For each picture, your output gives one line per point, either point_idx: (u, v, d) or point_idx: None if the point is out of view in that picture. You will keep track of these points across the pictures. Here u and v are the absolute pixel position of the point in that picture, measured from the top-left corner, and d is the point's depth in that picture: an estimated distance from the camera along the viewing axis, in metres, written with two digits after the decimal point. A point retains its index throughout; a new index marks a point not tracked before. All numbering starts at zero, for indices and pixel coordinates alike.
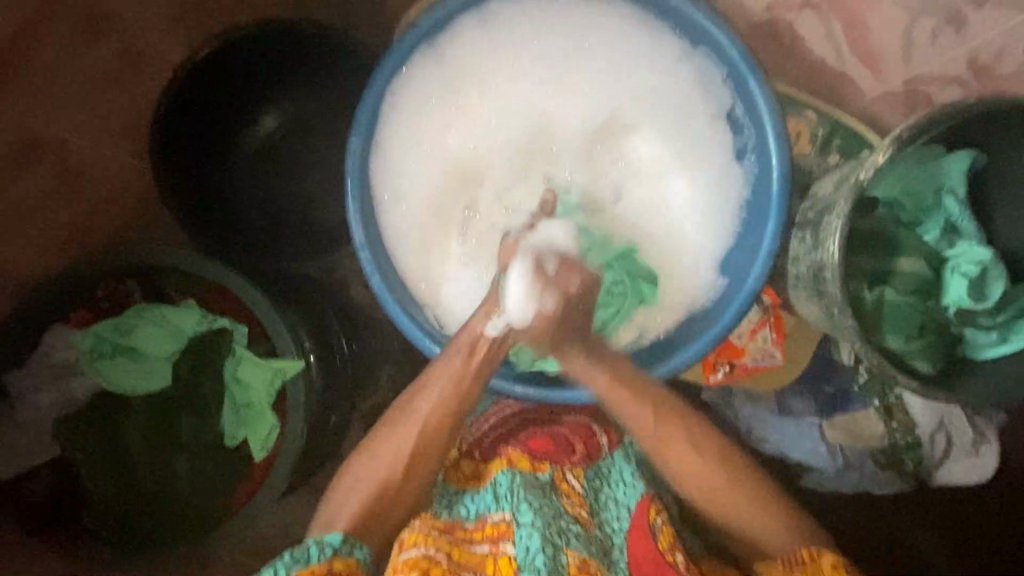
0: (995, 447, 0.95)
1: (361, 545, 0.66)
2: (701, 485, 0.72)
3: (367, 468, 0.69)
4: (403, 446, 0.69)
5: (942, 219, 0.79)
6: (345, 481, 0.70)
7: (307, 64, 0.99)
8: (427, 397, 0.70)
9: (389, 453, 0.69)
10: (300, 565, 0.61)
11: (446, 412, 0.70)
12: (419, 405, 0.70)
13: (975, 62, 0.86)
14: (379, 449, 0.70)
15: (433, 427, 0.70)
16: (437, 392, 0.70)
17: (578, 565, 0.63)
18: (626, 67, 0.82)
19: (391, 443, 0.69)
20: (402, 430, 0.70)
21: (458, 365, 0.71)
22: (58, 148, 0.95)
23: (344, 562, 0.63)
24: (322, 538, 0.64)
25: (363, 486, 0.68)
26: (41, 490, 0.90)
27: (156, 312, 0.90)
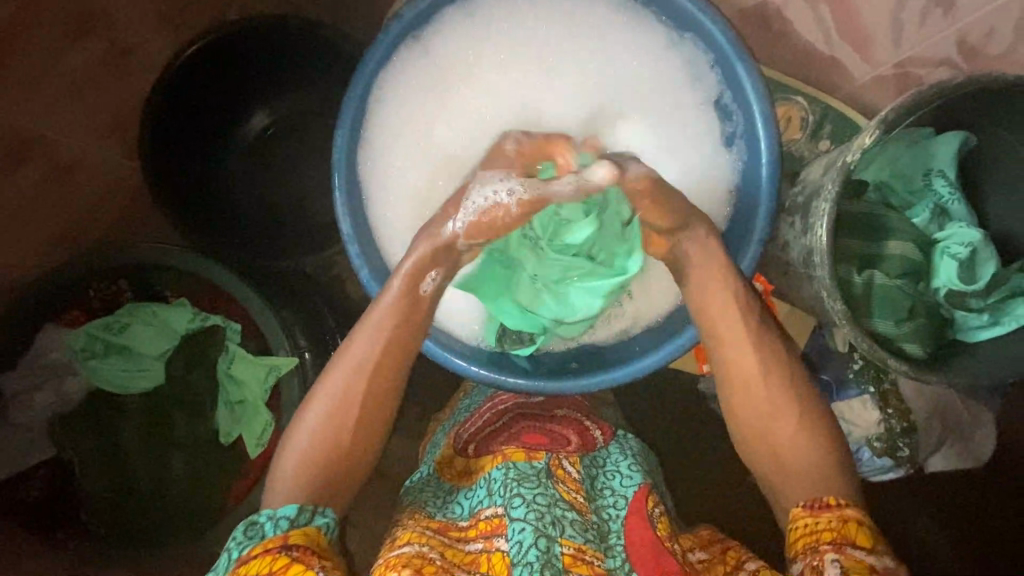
0: (990, 430, 0.95)
1: (324, 512, 0.61)
2: (768, 417, 0.66)
3: (312, 420, 0.66)
4: (350, 388, 0.66)
5: (931, 202, 0.78)
6: (292, 437, 0.66)
7: (296, 59, 0.99)
8: (367, 337, 0.67)
9: (330, 402, 0.66)
10: (253, 542, 0.56)
11: (393, 355, 0.68)
12: (361, 342, 0.67)
13: (964, 44, 0.85)
14: (313, 404, 0.66)
15: (373, 375, 0.66)
16: (378, 334, 0.67)
17: (573, 553, 0.62)
18: (615, 55, 0.82)
19: (328, 395, 0.66)
20: (340, 383, 0.66)
21: (402, 302, 0.69)
22: (47, 149, 0.92)
23: (302, 532, 0.57)
24: (273, 512, 0.59)
25: (314, 440, 0.65)
26: (32, 491, 0.89)
27: (148, 310, 0.90)
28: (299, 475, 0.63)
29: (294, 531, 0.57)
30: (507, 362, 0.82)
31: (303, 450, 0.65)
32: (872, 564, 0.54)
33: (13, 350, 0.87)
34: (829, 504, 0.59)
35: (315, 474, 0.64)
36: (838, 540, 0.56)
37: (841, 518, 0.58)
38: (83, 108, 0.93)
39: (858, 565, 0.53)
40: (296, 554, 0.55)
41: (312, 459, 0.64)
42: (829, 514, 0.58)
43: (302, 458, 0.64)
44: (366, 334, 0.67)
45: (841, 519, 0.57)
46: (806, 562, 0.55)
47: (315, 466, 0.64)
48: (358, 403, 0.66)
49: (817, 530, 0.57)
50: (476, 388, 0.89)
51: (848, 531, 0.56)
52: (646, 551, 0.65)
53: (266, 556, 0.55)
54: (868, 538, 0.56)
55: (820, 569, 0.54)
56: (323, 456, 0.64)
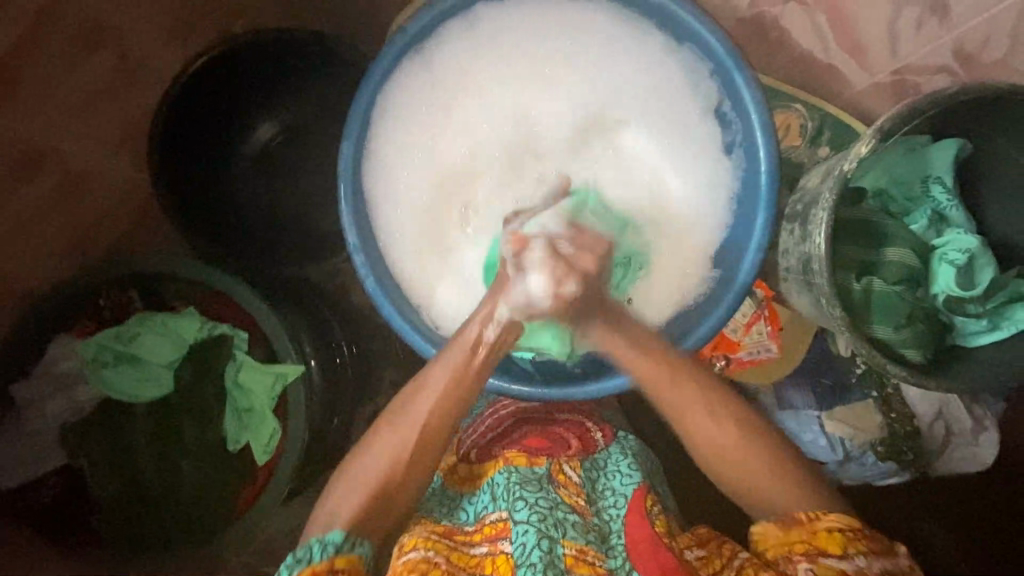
0: (994, 435, 0.95)
1: (362, 542, 0.65)
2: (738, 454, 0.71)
3: (369, 461, 0.69)
4: (408, 435, 0.69)
5: (929, 209, 0.79)
6: (349, 473, 0.70)
7: (302, 71, 1.01)
8: (430, 389, 0.70)
9: (392, 444, 0.69)
10: (302, 566, 0.62)
11: (450, 406, 0.70)
12: (423, 394, 0.70)
13: (958, 53, 0.85)
14: (373, 443, 0.70)
15: (435, 423, 0.69)
16: (441, 388, 0.70)
17: (575, 555, 0.64)
18: (615, 65, 0.83)
19: (392, 436, 0.69)
20: (401, 428, 0.69)
21: (462, 362, 0.70)
22: (58, 160, 0.94)
23: (347, 558, 0.63)
24: (321, 538, 0.64)
25: (370, 478, 0.68)
26: (45, 498, 0.91)
27: (156, 319, 0.91)
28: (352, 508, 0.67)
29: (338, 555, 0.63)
30: (511, 366, 0.82)
31: (358, 487, 0.68)
32: (843, 569, 0.62)
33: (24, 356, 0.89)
34: (798, 517, 0.66)
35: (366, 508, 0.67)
36: (811, 552, 0.63)
37: (811, 530, 0.65)
38: (93, 119, 0.95)
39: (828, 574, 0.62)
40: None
41: (360, 493, 0.68)
42: (798, 527, 0.65)
43: (356, 495, 0.68)
44: (431, 383, 0.70)
45: (810, 530, 0.65)
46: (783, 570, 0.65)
47: (365, 499, 0.67)
48: (417, 450, 0.69)
49: (790, 539, 0.65)
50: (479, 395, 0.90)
51: (821, 542, 0.63)
52: (643, 548, 0.66)
53: None
54: (838, 544, 0.63)
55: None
56: (374, 494, 0.67)
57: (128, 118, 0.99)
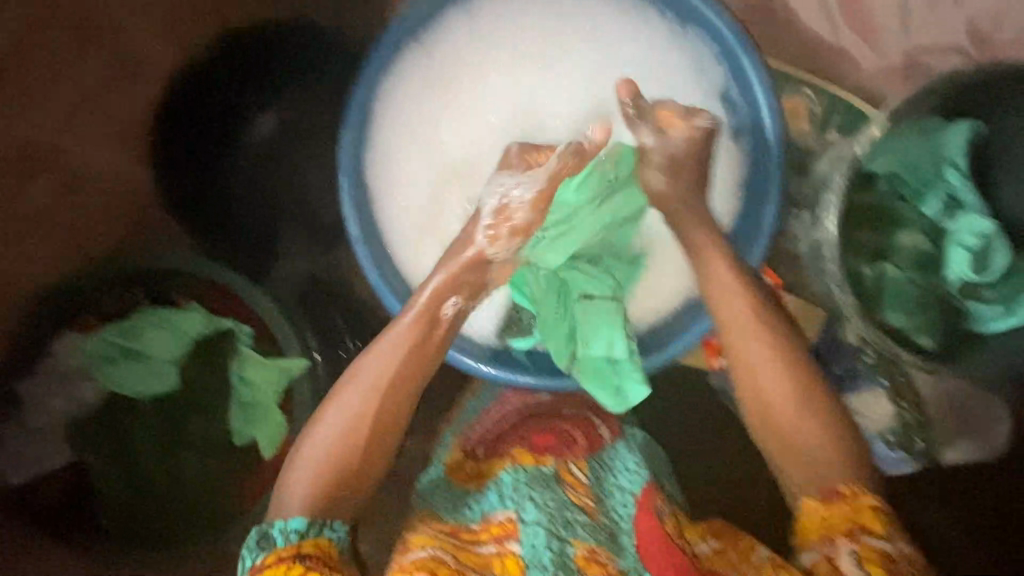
0: (1007, 422, 0.94)
1: (332, 524, 0.63)
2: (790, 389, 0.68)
3: (323, 435, 0.66)
4: (364, 402, 0.67)
5: (943, 192, 0.76)
6: (298, 460, 0.66)
7: (297, 59, 0.99)
8: (386, 353, 0.69)
9: (343, 422, 0.66)
10: (265, 553, 0.59)
11: (402, 379, 0.69)
12: (376, 360, 0.69)
13: (975, 31, 0.84)
14: (323, 426, 0.66)
15: (385, 398, 0.67)
16: (389, 359, 0.68)
17: (586, 556, 0.63)
18: (619, 49, 0.81)
19: (341, 416, 0.66)
20: (351, 404, 0.67)
21: (415, 333, 0.70)
22: (61, 156, 0.95)
23: (315, 543, 0.61)
24: (284, 523, 0.61)
25: (323, 458, 0.65)
26: (52, 496, 0.91)
27: (160, 315, 0.91)
28: (309, 482, 0.64)
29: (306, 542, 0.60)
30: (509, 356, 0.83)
31: (314, 464, 0.65)
32: (884, 550, 0.60)
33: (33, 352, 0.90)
34: (842, 493, 0.64)
35: (327, 484, 0.64)
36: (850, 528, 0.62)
37: (853, 505, 0.63)
38: (95, 117, 0.96)
39: (866, 548, 0.60)
40: (311, 566, 0.58)
41: (312, 479, 0.64)
42: (841, 504, 0.63)
43: (313, 472, 0.64)
44: (380, 355, 0.69)
45: (854, 504, 0.63)
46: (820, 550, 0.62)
47: (325, 480, 0.64)
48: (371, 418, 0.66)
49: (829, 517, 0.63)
50: (486, 388, 0.89)
51: (863, 517, 0.62)
52: (657, 550, 0.64)
53: (278, 567, 0.58)
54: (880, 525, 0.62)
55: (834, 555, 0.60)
56: (334, 469, 0.65)
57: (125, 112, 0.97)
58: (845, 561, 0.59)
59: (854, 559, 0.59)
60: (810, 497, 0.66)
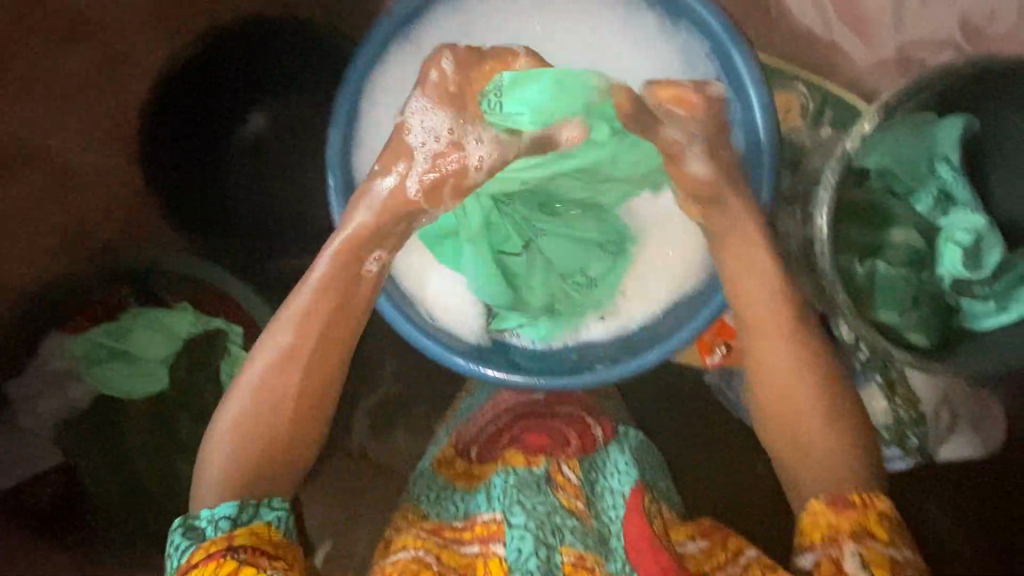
0: (1000, 418, 0.94)
1: (267, 504, 0.62)
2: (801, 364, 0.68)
3: (239, 408, 0.64)
4: (272, 370, 0.65)
5: (934, 188, 0.77)
6: (214, 436, 0.64)
7: (284, 58, 0.98)
8: (296, 314, 0.66)
9: (256, 395, 0.64)
10: (194, 546, 0.57)
11: (321, 343, 0.66)
12: (285, 328, 0.65)
13: (967, 23, 0.82)
14: (237, 399, 0.65)
15: (300, 365, 0.65)
16: (302, 326, 0.65)
17: (574, 562, 0.63)
18: (608, 45, 0.80)
19: (255, 390, 0.64)
20: (264, 377, 0.65)
21: (332, 297, 0.67)
22: (46, 154, 0.93)
23: (247, 528, 0.59)
24: (210, 513, 0.59)
25: (244, 435, 0.63)
26: (39, 500, 0.90)
27: (150, 316, 0.91)
28: (225, 457, 0.63)
29: (241, 529, 0.59)
30: (495, 353, 0.81)
31: (229, 443, 0.63)
32: (888, 554, 0.60)
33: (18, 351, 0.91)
34: (854, 499, 0.63)
35: (245, 462, 0.63)
36: (856, 531, 0.60)
37: (863, 511, 0.62)
38: (79, 115, 0.94)
39: (871, 553, 0.59)
40: (241, 555, 0.56)
41: (233, 458, 0.63)
42: (850, 509, 0.62)
43: (228, 451, 0.63)
44: (289, 322, 0.65)
45: (863, 511, 0.62)
46: (822, 551, 0.61)
47: (245, 458, 0.63)
48: (281, 387, 0.65)
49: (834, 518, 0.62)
50: (479, 387, 0.88)
51: (870, 524, 0.61)
52: (644, 549, 0.63)
53: (206, 559, 0.56)
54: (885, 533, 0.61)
55: (838, 557, 0.59)
56: (253, 446, 0.63)
57: (111, 110, 0.95)
58: (850, 564, 0.58)
59: (859, 563, 0.58)
60: (818, 498, 0.64)
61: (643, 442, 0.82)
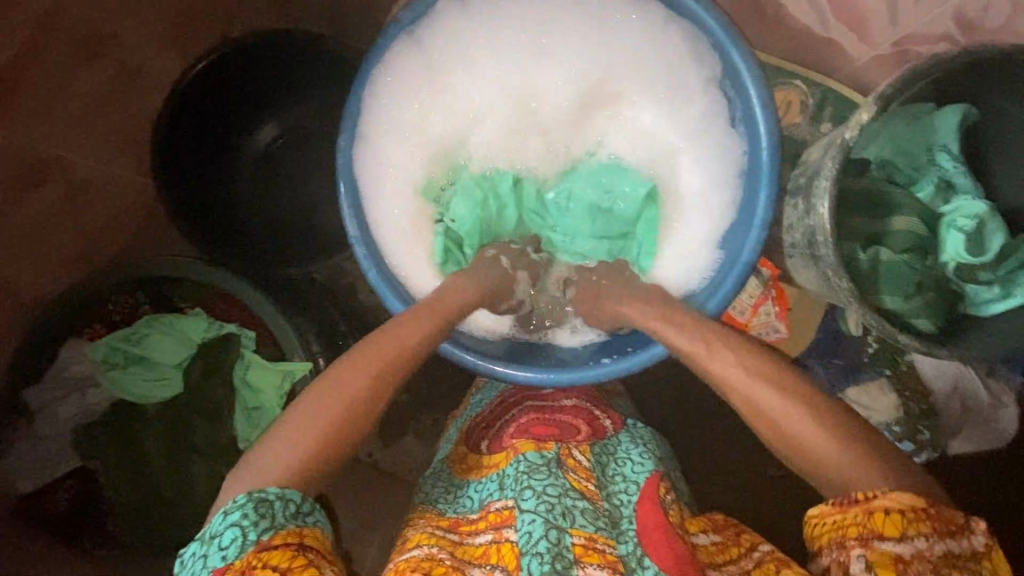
0: (1012, 410, 0.95)
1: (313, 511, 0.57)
2: (745, 395, 0.61)
3: (316, 405, 0.60)
4: (359, 386, 0.61)
5: (935, 176, 0.79)
6: (281, 433, 0.59)
7: (294, 70, 1.00)
8: (389, 350, 0.64)
9: (341, 393, 0.61)
10: (272, 531, 0.53)
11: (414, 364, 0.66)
12: (384, 340, 0.66)
13: (961, 19, 0.82)
14: (312, 398, 0.61)
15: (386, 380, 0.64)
16: (396, 344, 0.65)
17: (584, 543, 0.64)
18: (609, 45, 0.82)
19: (337, 388, 0.62)
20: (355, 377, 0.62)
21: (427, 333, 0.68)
22: (62, 168, 0.95)
23: (313, 533, 0.55)
24: (282, 491, 0.55)
25: (312, 424, 0.59)
26: (58, 501, 0.92)
27: (165, 320, 0.92)
28: (290, 449, 0.58)
29: (287, 528, 0.53)
30: (524, 351, 0.82)
31: (301, 429, 0.59)
32: (899, 554, 0.50)
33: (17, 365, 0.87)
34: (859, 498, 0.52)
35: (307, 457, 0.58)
36: (865, 534, 0.51)
37: (866, 509, 0.51)
38: (97, 126, 0.96)
39: (887, 563, 0.49)
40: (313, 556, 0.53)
41: (301, 443, 0.58)
42: (855, 510, 0.52)
43: (298, 437, 0.59)
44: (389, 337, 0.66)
45: (865, 510, 0.51)
46: (832, 558, 0.53)
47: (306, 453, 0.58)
48: (361, 408, 0.61)
49: (840, 522, 0.53)
50: (488, 383, 0.89)
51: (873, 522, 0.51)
52: (658, 536, 0.66)
53: (284, 550, 0.52)
54: (897, 527, 0.50)
55: (846, 566, 0.51)
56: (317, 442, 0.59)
57: (128, 117, 0.98)
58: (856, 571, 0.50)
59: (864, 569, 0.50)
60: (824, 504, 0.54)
61: (651, 430, 0.83)
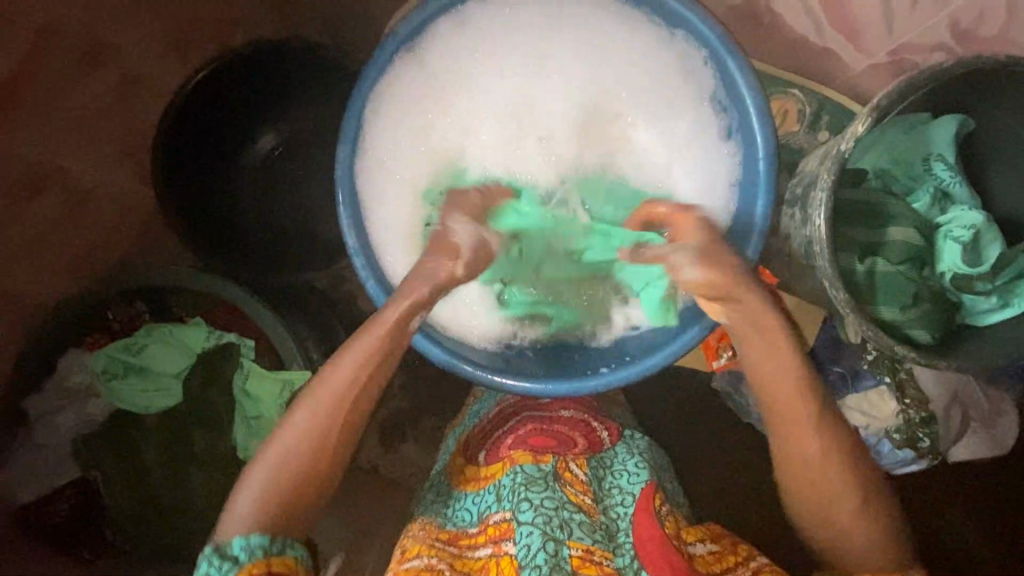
0: (1014, 418, 0.95)
1: (295, 542, 0.64)
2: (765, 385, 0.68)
3: (286, 437, 0.65)
4: (316, 423, 0.65)
5: (932, 186, 0.79)
6: (260, 463, 0.65)
7: (295, 81, 1.01)
8: (340, 383, 0.66)
9: (306, 418, 0.65)
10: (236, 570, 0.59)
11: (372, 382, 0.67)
12: (345, 359, 0.66)
13: (955, 29, 0.83)
14: (280, 433, 0.65)
15: (347, 404, 0.66)
16: (353, 366, 0.66)
17: (581, 555, 0.64)
18: (606, 55, 0.83)
19: (303, 420, 0.65)
20: (312, 410, 0.65)
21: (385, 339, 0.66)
22: (64, 178, 0.95)
23: (283, 561, 0.62)
24: (246, 540, 0.60)
25: (282, 461, 0.64)
26: (58, 512, 0.92)
27: (165, 330, 0.92)
28: (264, 484, 0.64)
29: (253, 564, 0.60)
30: (518, 363, 0.81)
31: (274, 462, 0.64)
32: None
33: (22, 372, 0.89)
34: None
35: (280, 489, 0.64)
36: None
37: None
38: (99, 135, 0.97)
39: None
40: None
41: (273, 479, 0.64)
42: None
43: (274, 470, 0.64)
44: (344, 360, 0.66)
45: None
46: None
47: (278, 488, 0.64)
48: (320, 443, 0.65)
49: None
50: (486, 392, 0.89)
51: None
52: (654, 548, 0.66)
53: None
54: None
55: None
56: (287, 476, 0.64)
57: (128, 125, 0.99)
58: None
59: None
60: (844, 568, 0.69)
61: (648, 436, 0.84)
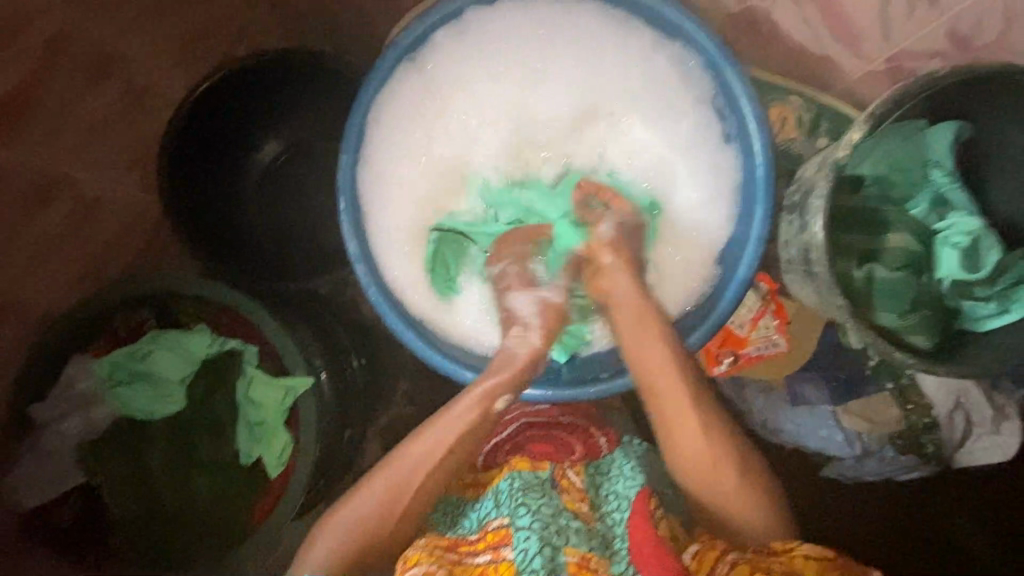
0: (1017, 424, 0.93)
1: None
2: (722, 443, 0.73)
3: (366, 499, 0.71)
4: (403, 487, 0.70)
5: (930, 192, 0.79)
6: (334, 522, 0.71)
7: (298, 90, 1.03)
8: (428, 449, 0.71)
9: (391, 480, 0.71)
10: None
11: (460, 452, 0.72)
12: (440, 430, 0.72)
13: (954, 35, 0.82)
14: (360, 494, 0.72)
15: (434, 472, 0.71)
16: (446, 436, 0.71)
17: (578, 563, 0.65)
18: (604, 63, 0.83)
19: (384, 482, 0.71)
20: (398, 474, 0.71)
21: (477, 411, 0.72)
22: (71, 187, 0.96)
23: None
24: None
25: (357, 521, 0.70)
26: (63, 518, 0.93)
27: (169, 337, 0.92)
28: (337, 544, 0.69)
29: None
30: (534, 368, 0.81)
31: (351, 523, 0.70)
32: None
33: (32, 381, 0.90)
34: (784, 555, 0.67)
35: (351, 547, 0.69)
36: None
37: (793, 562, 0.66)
38: (104, 146, 0.98)
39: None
40: None
41: (345, 539, 0.69)
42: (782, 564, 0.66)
43: (349, 531, 0.69)
44: (434, 430, 0.72)
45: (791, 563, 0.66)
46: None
47: (350, 548, 0.69)
48: (402, 507, 0.70)
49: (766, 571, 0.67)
50: None
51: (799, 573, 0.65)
52: (650, 553, 0.66)
53: None
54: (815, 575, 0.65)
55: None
56: (361, 536, 0.69)
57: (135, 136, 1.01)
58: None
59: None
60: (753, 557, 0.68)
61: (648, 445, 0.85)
